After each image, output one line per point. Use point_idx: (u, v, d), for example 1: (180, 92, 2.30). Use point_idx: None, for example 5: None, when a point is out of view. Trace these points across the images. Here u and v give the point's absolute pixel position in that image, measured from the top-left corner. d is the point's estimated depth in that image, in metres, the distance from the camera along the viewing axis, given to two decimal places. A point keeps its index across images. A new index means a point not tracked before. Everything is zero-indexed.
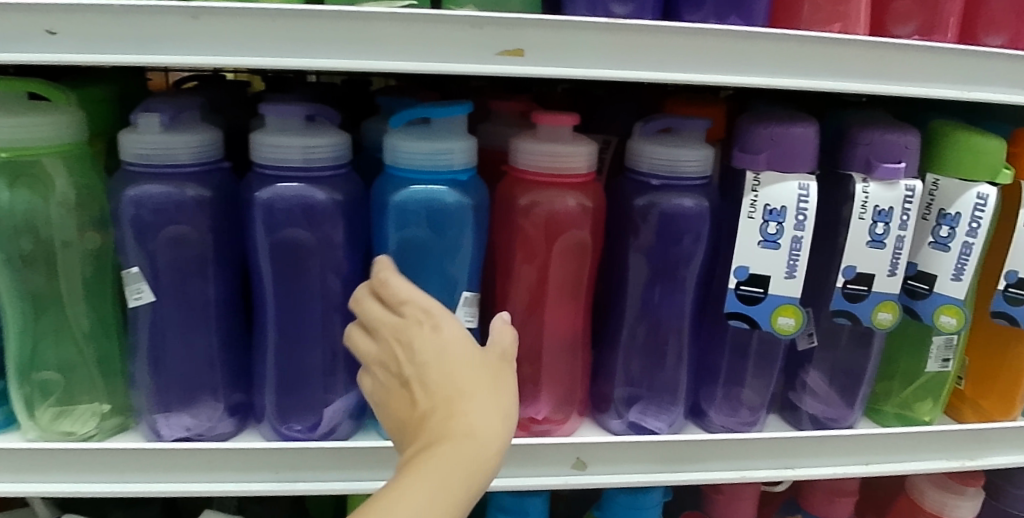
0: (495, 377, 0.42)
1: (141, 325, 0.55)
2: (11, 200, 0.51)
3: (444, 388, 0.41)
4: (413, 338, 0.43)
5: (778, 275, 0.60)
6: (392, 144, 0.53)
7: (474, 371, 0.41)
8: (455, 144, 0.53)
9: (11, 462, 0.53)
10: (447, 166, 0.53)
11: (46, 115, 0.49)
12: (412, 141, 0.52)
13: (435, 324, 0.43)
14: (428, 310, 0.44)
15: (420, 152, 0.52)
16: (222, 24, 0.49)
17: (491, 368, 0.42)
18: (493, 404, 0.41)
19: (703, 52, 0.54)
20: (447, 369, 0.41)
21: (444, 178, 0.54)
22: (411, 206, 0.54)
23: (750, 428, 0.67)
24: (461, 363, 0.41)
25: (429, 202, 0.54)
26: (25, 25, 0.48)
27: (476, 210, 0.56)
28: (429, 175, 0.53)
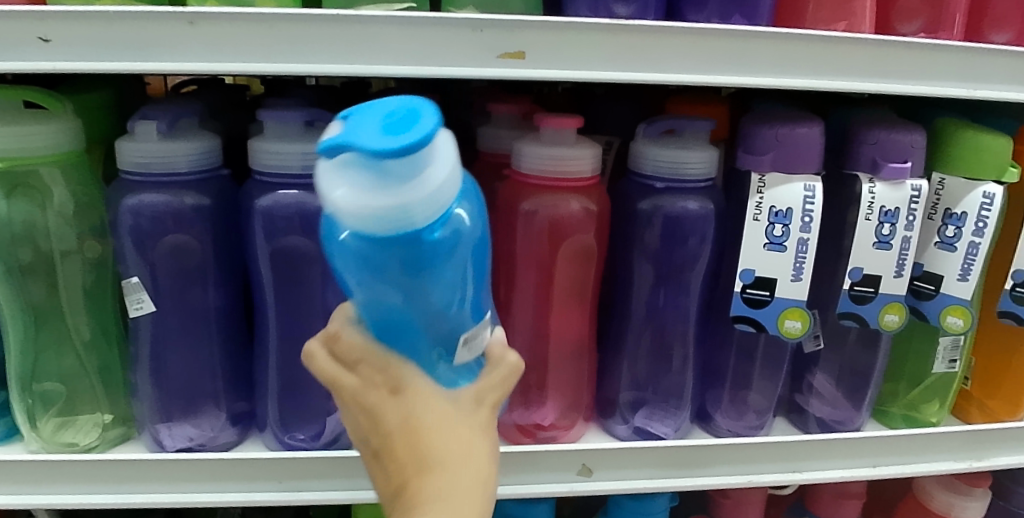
0: (475, 426, 0.38)
1: (142, 334, 0.54)
2: (8, 210, 0.50)
3: (410, 464, 0.36)
4: (376, 410, 0.37)
5: (784, 278, 0.59)
6: (321, 181, 0.32)
7: (449, 427, 0.37)
8: (422, 196, 0.32)
9: (11, 474, 0.52)
10: (411, 226, 0.32)
11: (43, 124, 0.49)
12: (356, 192, 0.31)
13: (399, 391, 0.37)
14: (389, 370, 0.37)
15: (366, 212, 0.31)
16: (220, 29, 0.48)
17: (469, 420, 0.38)
18: (468, 471, 0.36)
19: (706, 53, 0.54)
20: (415, 436, 0.36)
21: (411, 235, 0.32)
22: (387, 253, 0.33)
23: (756, 432, 0.67)
24: (435, 437, 0.36)
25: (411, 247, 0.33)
26: (18, 33, 0.47)
27: (473, 243, 0.37)
28: (390, 237, 0.32)
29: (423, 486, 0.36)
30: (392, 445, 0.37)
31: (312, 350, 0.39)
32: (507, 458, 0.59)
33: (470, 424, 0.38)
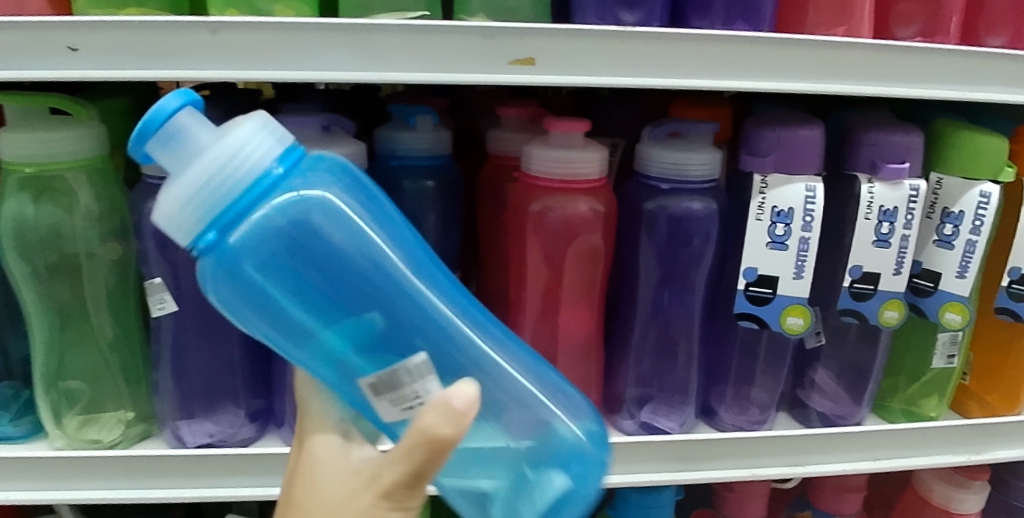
0: (347, 506, 0.35)
1: (164, 334, 0.56)
2: (35, 214, 0.52)
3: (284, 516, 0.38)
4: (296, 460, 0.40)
5: (786, 276, 0.61)
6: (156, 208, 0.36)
7: (320, 496, 0.36)
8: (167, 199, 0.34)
9: (39, 470, 0.54)
10: (200, 228, 0.34)
11: (70, 131, 0.50)
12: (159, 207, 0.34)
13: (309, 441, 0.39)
14: (308, 423, 0.40)
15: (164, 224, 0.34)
16: (240, 38, 0.50)
17: (346, 494, 0.36)
18: None
19: (710, 58, 0.55)
20: (295, 496, 0.38)
21: (243, 233, 0.35)
22: (249, 245, 0.35)
23: (760, 427, 0.68)
24: (316, 492, 0.36)
25: (254, 224, 0.35)
26: (48, 43, 0.49)
27: (348, 232, 0.38)
28: (217, 242, 0.35)
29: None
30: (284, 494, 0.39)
31: None
32: None
33: (350, 503, 0.35)
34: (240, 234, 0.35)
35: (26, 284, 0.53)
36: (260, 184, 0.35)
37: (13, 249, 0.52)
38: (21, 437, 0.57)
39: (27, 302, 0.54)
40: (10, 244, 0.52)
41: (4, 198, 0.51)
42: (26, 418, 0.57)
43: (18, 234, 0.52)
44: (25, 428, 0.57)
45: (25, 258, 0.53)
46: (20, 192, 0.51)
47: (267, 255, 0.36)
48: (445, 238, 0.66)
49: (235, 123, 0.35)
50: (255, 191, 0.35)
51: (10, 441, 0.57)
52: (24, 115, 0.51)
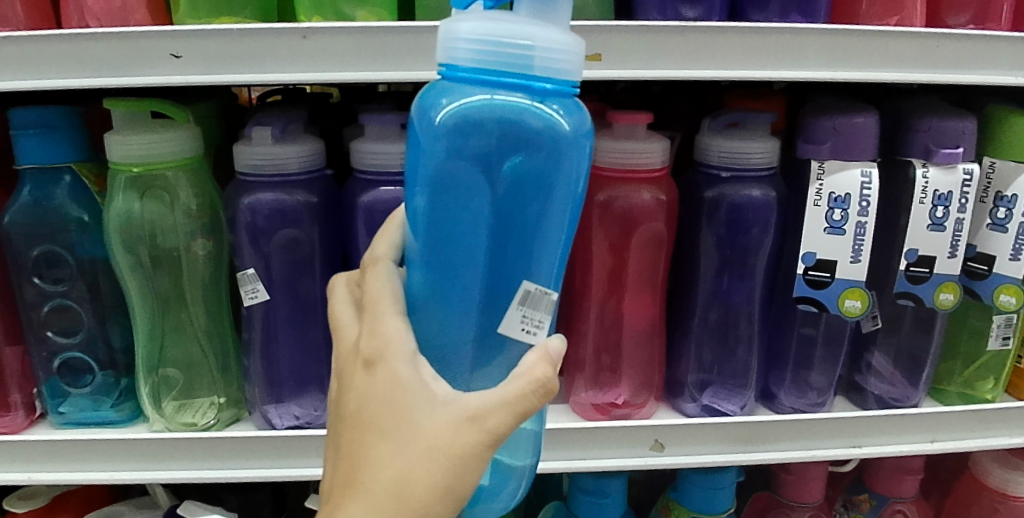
0: (451, 444, 0.36)
1: (256, 322, 0.60)
2: (141, 210, 0.56)
3: (360, 434, 0.37)
4: (351, 386, 0.39)
5: (843, 260, 0.62)
6: (464, 29, 0.36)
7: (415, 422, 0.36)
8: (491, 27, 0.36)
9: (141, 452, 0.58)
10: (490, 63, 0.37)
11: (172, 133, 0.54)
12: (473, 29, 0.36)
13: (368, 361, 0.38)
14: (375, 344, 0.39)
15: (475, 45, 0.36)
16: (327, 43, 0.53)
17: (446, 428, 0.36)
18: (411, 452, 0.36)
19: (768, 50, 0.57)
20: (375, 409, 0.37)
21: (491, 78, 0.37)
22: (474, 116, 0.38)
23: (819, 409, 0.70)
24: (405, 408, 0.37)
25: (503, 112, 0.38)
26: (153, 51, 0.52)
27: (517, 118, 0.38)
28: (484, 77, 0.37)
29: (360, 455, 0.37)
30: (357, 415, 0.38)
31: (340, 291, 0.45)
32: (585, 433, 0.63)
33: (450, 438, 0.36)
34: (483, 99, 0.38)
35: (131, 275, 0.58)
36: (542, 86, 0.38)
37: (120, 244, 0.57)
38: (122, 421, 0.62)
39: (132, 293, 0.59)
40: (117, 240, 0.57)
41: (113, 197, 0.56)
42: (126, 404, 0.62)
43: (124, 229, 0.56)
44: (126, 413, 0.62)
45: (130, 252, 0.57)
46: (127, 190, 0.56)
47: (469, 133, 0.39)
48: None
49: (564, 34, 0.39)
50: (526, 97, 0.38)
51: (112, 424, 0.61)
52: (129, 119, 0.56)
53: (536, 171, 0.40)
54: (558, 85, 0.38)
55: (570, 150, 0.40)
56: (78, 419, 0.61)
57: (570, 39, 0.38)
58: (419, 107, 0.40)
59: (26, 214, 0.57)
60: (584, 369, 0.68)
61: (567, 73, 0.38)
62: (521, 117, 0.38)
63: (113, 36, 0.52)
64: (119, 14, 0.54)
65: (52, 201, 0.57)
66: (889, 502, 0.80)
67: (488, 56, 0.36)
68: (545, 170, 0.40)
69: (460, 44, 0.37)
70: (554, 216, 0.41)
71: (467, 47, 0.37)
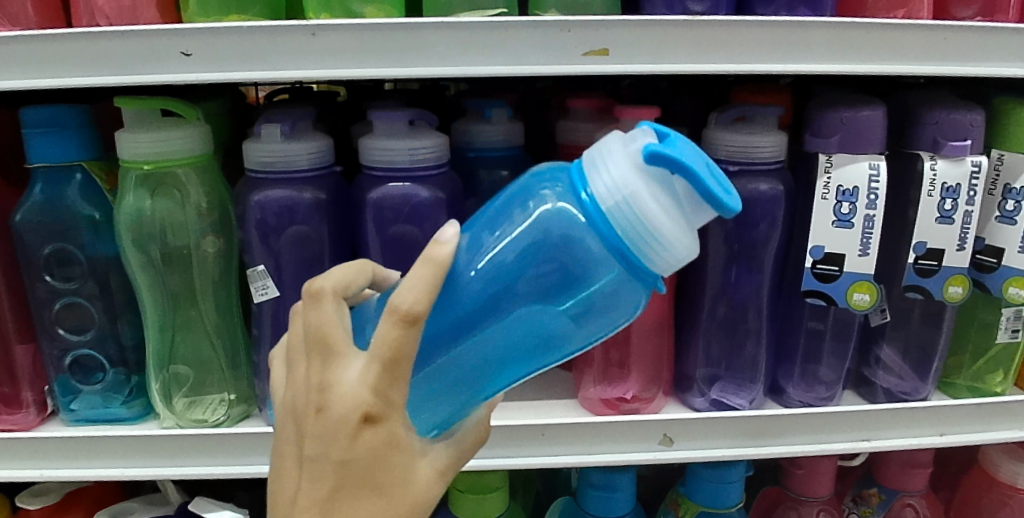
0: (424, 493, 0.38)
1: (266, 319, 0.60)
2: (151, 208, 0.57)
3: (344, 481, 0.35)
4: (333, 434, 0.34)
5: (852, 253, 0.62)
6: (611, 170, 0.37)
7: (399, 473, 0.36)
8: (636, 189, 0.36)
9: (153, 448, 0.59)
10: (609, 214, 0.37)
11: (181, 131, 0.55)
12: (616, 176, 0.36)
13: (369, 420, 0.34)
14: (391, 407, 0.34)
15: (607, 189, 0.37)
16: (336, 40, 0.53)
17: (421, 477, 0.38)
18: (392, 500, 0.36)
19: (778, 43, 0.57)
20: (369, 465, 0.35)
21: (599, 223, 0.37)
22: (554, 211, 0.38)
23: (828, 403, 0.69)
24: (392, 460, 0.36)
25: (575, 225, 0.38)
26: (163, 49, 0.52)
27: (585, 238, 0.38)
28: (596, 216, 0.37)
29: (338, 500, 0.35)
30: (344, 467, 0.35)
31: (328, 309, 0.35)
32: (594, 427, 0.63)
33: (424, 489, 0.38)
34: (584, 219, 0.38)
35: (141, 272, 0.59)
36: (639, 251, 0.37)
37: (131, 241, 0.57)
38: (132, 418, 0.62)
39: (142, 290, 0.59)
40: (128, 237, 0.57)
41: (124, 195, 0.56)
42: (137, 401, 0.62)
43: (134, 227, 0.57)
44: (137, 409, 0.62)
45: (141, 249, 0.58)
46: (137, 188, 0.56)
47: (551, 225, 0.38)
48: None
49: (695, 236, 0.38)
50: (614, 249, 0.37)
51: (124, 421, 0.62)
52: (140, 117, 0.56)
53: (580, 291, 0.39)
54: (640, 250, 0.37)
55: (621, 296, 0.39)
56: (89, 416, 0.61)
57: (689, 246, 0.37)
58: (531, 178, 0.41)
59: (38, 213, 0.57)
60: (592, 365, 0.68)
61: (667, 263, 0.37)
62: (596, 247, 0.38)
63: (123, 34, 0.52)
64: (129, 13, 0.55)
65: (63, 199, 0.57)
66: (898, 496, 0.80)
67: (613, 208, 0.36)
68: (590, 300, 0.40)
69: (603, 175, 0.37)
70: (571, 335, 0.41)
71: (607, 184, 0.37)
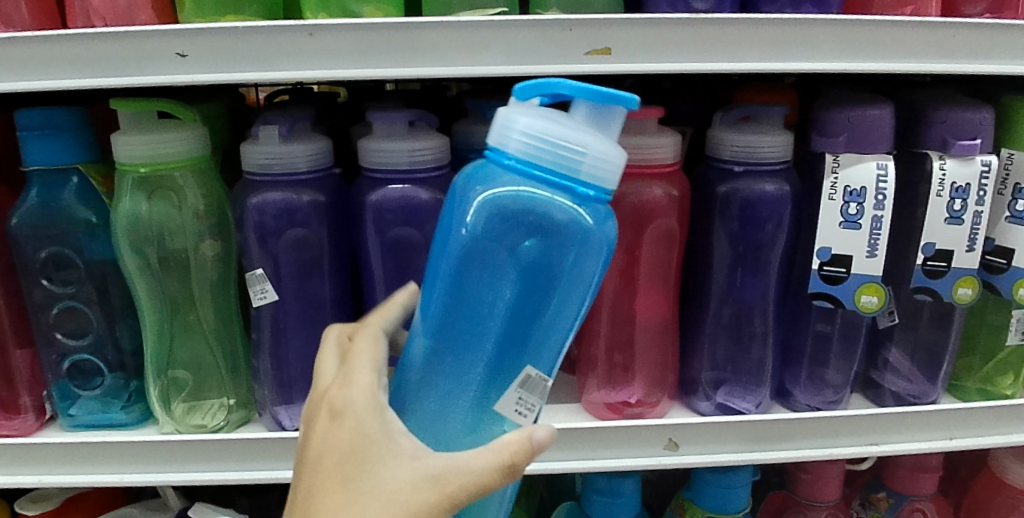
0: (410, 502, 0.36)
1: (265, 323, 0.59)
2: (148, 211, 0.56)
3: (320, 481, 0.37)
4: (313, 430, 0.39)
5: (859, 254, 0.61)
6: (521, 128, 0.39)
7: (375, 474, 0.37)
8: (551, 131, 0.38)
9: (151, 454, 0.58)
10: (536, 163, 0.39)
11: (178, 133, 0.54)
12: (530, 130, 0.38)
13: (335, 410, 0.38)
14: (348, 394, 0.39)
15: (526, 145, 0.39)
16: (334, 40, 0.52)
17: (406, 484, 0.36)
18: (371, 503, 0.36)
19: (782, 41, 0.56)
20: (340, 460, 0.37)
21: (538, 177, 0.39)
22: (505, 205, 0.40)
23: (835, 406, 0.68)
24: (366, 460, 0.37)
25: (530, 205, 0.40)
26: (159, 50, 0.52)
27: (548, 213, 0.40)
28: (532, 173, 0.39)
29: (314, 502, 0.36)
30: (319, 462, 0.38)
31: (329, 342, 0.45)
32: (597, 432, 0.62)
33: (411, 497, 0.36)
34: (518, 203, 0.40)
35: (139, 276, 0.58)
36: (585, 191, 0.40)
37: (128, 245, 0.57)
38: (131, 424, 0.61)
39: (140, 294, 0.59)
40: (125, 241, 0.57)
41: (121, 198, 0.55)
42: (136, 406, 0.62)
43: (131, 230, 0.56)
44: (136, 414, 0.61)
45: (139, 253, 0.57)
46: (134, 191, 0.55)
47: (512, 214, 0.41)
48: None
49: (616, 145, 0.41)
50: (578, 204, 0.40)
51: (122, 427, 0.61)
52: (137, 120, 0.55)
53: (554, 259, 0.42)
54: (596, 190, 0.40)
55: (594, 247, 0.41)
56: (88, 422, 0.61)
57: (616, 153, 0.39)
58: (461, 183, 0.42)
59: (33, 216, 0.57)
60: (596, 368, 0.67)
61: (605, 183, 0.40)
62: (562, 214, 0.40)
63: (118, 35, 0.51)
64: (124, 13, 0.54)
65: (60, 203, 0.57)
66: (907, 501, 0.79)
67: (541, 155, 0.39)
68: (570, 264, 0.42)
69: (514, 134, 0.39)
70: (559, 307, 0.43)
71: (519, 140, 0.39)
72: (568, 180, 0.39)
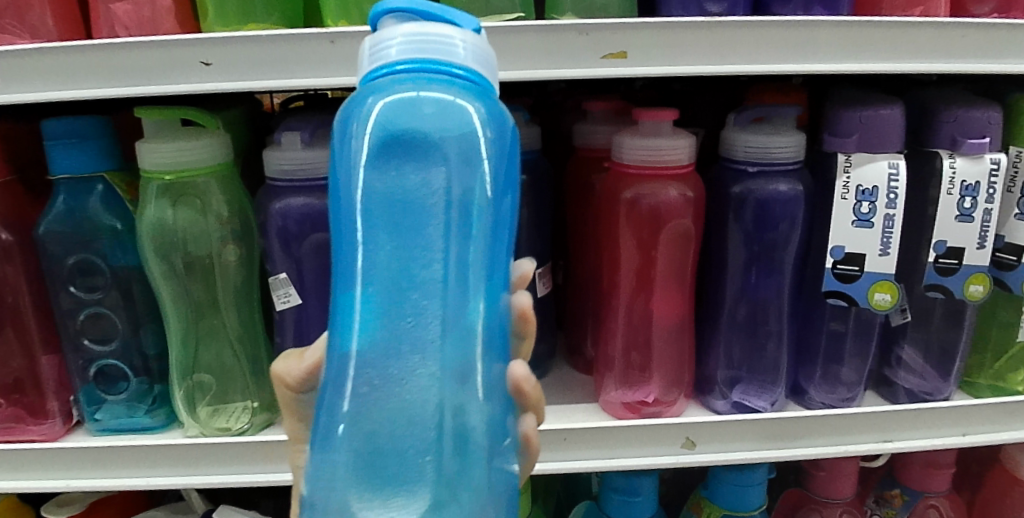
0: None
1: (287, 327, 0.60)
2: (173, 217, 0.57)
3: None
4: None
5: (872, 252, 0.62)
6: (366, 52, 0.39)
7: None
8: (376, 42, 0.38)
9: (177, 457, 0.59)
10: (378, 69, 0.38)
11: (203, 141, 0.55)
12: (369, 50, 0.39)
13: None
14: None
15: (368, 62, 0.39)
16: (355, 47, 0.53)
17: None
18: None
19: (794, 42, 0.56)
20: None
21: (388, 80, 0.37)
22: (395, 111, 0.36)
23: (850, 404, 0.69)
24: None
25: (421, 104, 0.36)
26: (184, 59, 0.53)
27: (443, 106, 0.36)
28: (378, 79, 0.38)
29: None
30: None
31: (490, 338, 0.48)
32: (615, 431, 0.63)
33: None
34: (428, 109, 0.36)
35: (163, 282, 0.59)
36: (467, 86, 0.38)
37: (153, 251, 0.58)
38: (156, 427, 0.62)
39: (164, 299, 0.59)
40: (150, 247, 0.57)
41: (146, 205, 0.56)
42: (161, 409, 0.63)
43: (157, 236, 0.57)
44: (160, 418, 0.62)
45: (163, 258, 0.58)
46: (159, 198, 0.56)
47: (406, 120, 0.36)
48: (540, 229, 0.71)
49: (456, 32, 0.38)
50: (470, 93, 0.38)
51: (148, 430, 0.62)
52: (161, 128, 0.56)
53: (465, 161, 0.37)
54: (468, 76, 0.38)
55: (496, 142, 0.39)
56: (113, 426, 0.62)
57: (449, 38, 0.38)
58: (348, 112, 0.38)
59: (61, 223, 0.58)
60: (613, 368, 0.67)
61: (480, 73, 0.39)
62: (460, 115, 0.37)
63: (143, 44, 0.52)
64: (149, 23, 0.55)
65: (86, 211, 0.58)
66: (921, 498, 0.79)
67: (384, 64, 0.38)
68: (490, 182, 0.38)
69: (369, 58, 0.39)
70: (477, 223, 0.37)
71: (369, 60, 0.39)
72: (457, 77, 0.37)
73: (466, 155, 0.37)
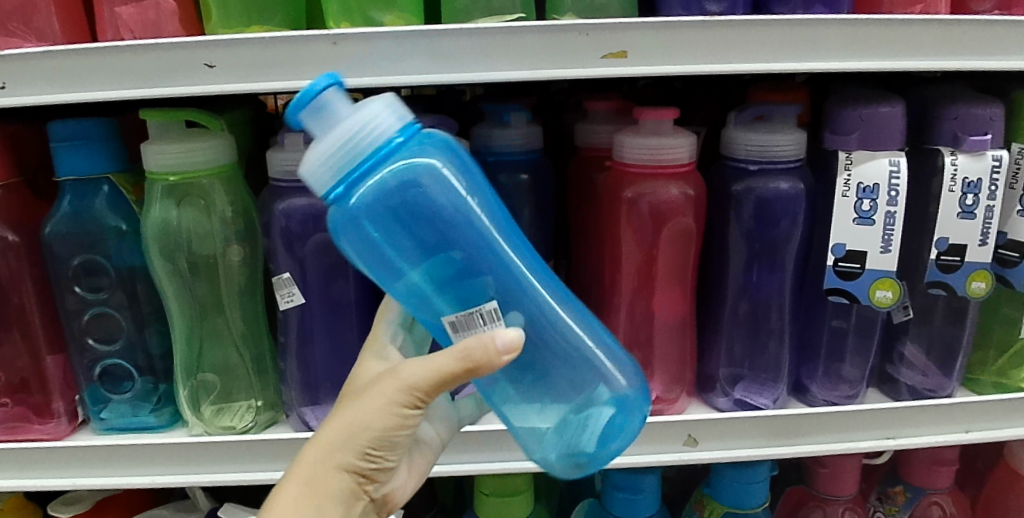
0: (374, 401, 0.44)
1: (291, 326, 0.61)
2: (178, 217, 0.57)
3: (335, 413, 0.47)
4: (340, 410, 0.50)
5: (873, 250, 0.62)
6: (310, 168, 0.41)
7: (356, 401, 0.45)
8: (316, 157, 0.41)
9: (182, 455, 0.59)
10: (331, 180, 0.41)
11: (207, 142, 0.56)
12: (313, 166, 0.41)
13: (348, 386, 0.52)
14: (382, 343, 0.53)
15: (319, 176, 0.41)
16: (357, 49, 0.53)
17: (368, 387, 0.45)
18: (336, 423, 0.45)
19: (794, 40, 0.56)
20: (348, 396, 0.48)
21: (348, 181, 0.41)
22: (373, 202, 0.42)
23: (851, 401, 0.70)
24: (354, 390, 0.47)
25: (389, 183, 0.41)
26: (187, 61, 0.53)
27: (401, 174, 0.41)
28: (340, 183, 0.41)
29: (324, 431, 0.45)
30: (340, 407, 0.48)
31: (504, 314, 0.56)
32: None
33: (377, 397, 0.44)
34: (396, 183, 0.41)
35: (168, 281, 0.59)
36: (411, 141, 0.42)
37: (158, 251, 0.58)
38: (161, 426, 0.63)
39: (169, 299, 0.60)
40: (155, 247, 0.58)
41: (151, 205, 0.57)
42: (165, 408, 0.63)
43: (162, 236, 0.58)
44: (165, 417, 0.63)
45: (168, 258, 0.59)
46: (164, 199, 0.57)
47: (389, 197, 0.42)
48: (541, 227, 0.71)
49: (367, 101, 0.41)
50: (410, 147, 0.42)
51: (152, 429, 0.63)
52: (165, 129, 0.57)
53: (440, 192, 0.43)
54: (404, 133, 0.42)
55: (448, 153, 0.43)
56: (118, 425, 0.62)
57: (371, 117, 0.40)
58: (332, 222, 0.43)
59: (66, 224, 0.58)
60: None
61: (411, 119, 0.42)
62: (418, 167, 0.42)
63: (147, 47, 0.53)
64: (152, 26, 0.56)
65: (90, 212, 0.58)
66: (924, 494, 0.79)
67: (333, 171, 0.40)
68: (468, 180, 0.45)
69: (316, 176, 0.41)
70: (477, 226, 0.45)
71: (314, 174, 0.41)
72: (399, 143, 0.41)
73: (440, 184, 0.43)
